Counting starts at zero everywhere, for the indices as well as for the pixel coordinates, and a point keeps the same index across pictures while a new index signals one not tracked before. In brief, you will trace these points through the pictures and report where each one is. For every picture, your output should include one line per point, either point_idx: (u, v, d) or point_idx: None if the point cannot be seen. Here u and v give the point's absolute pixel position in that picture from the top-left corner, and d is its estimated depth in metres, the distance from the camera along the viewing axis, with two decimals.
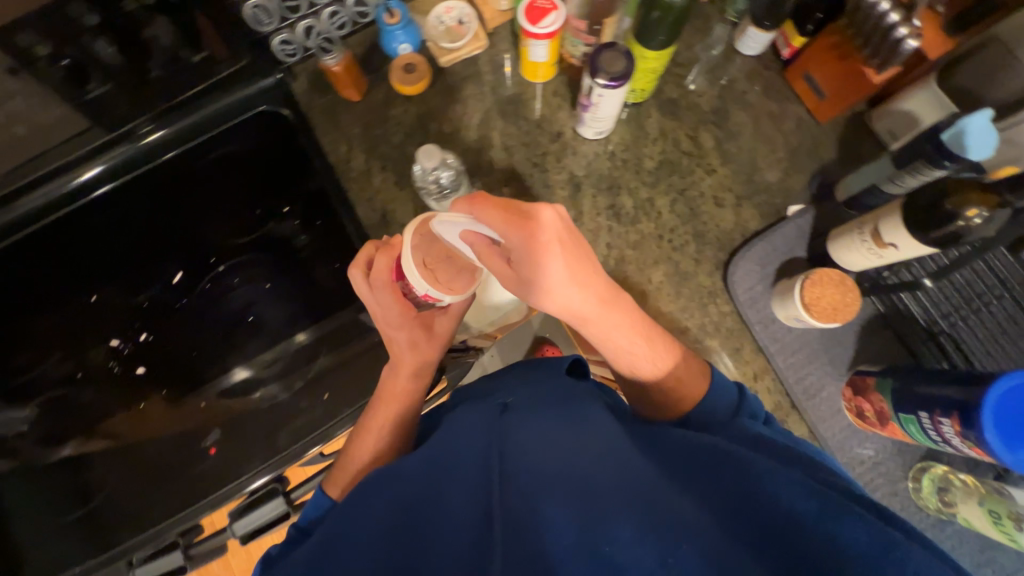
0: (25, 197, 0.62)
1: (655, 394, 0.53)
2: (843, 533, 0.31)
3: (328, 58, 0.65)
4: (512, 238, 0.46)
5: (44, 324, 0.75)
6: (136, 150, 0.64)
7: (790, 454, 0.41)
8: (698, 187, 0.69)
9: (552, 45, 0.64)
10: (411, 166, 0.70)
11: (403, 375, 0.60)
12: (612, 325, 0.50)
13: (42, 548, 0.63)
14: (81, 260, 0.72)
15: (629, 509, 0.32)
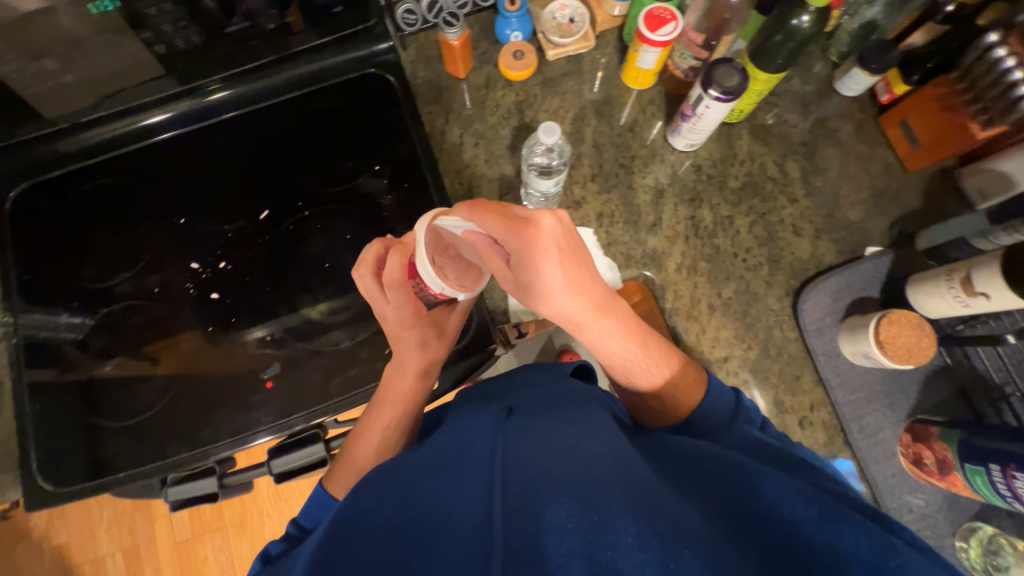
0: (104, 127, 0.71)
1: (650, 400, 0.54)
2: (845, 537, 0.31)
3: (450, 32, 0.68)
4: (513, 244, 0.45)
5: (112, 239, 0.73)
6: (203, 103, 0.73)
7: (787, 462, 0.42)
8: (779, 214, 0.70)
9: (662, 54, 0.66)
10: (502, 149, 0.73)
11: (409, 377, 0.62)
12: (605, 333, 0.51)
13: (100, 450, 0.65)
14: (140, 188, 0.75)
15: (629, 507, 0.32)
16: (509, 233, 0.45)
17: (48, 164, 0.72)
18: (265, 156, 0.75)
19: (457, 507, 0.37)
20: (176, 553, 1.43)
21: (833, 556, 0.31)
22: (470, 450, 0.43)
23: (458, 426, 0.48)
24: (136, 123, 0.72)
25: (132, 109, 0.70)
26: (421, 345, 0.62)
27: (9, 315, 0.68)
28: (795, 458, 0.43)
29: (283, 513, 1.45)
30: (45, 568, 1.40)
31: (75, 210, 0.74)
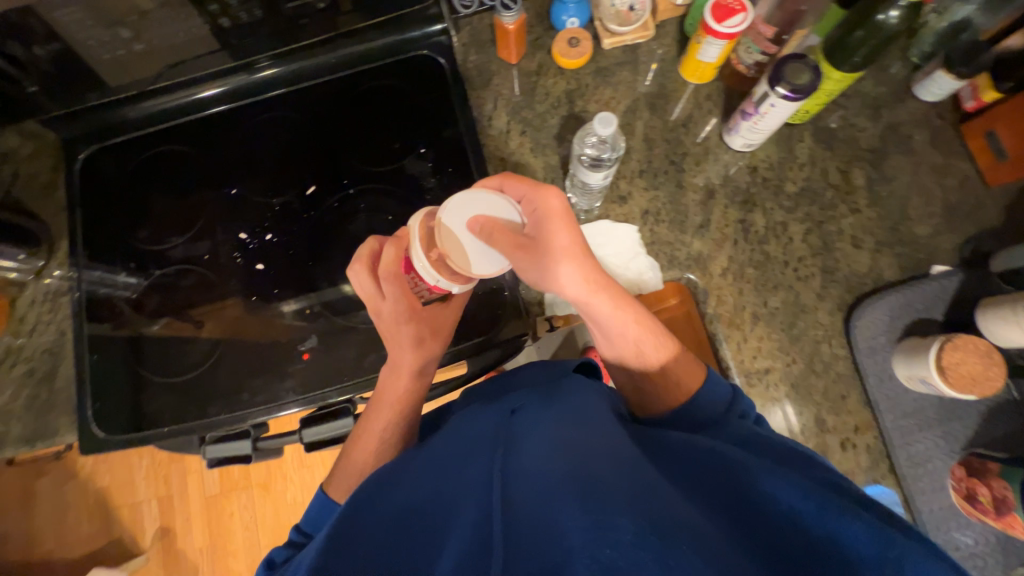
0: (161, 99, 0.75)
1: (657, 384, 0.54)
2: (844, 531, 0.32)
3: (506, 16, 0.67)
4: (536, 205, 0.53)
5: (165, 205, 0.76)
6: (253, 80, 0.76)
7: (785, 454, 0.41)
8: (838, 223, 0.66)
9: (726, 47, 0.63)
10: (549, 138, 0.72)
11: (404, 377, 0.61)
12: (612, 306, 0.54)
13: (147, 404, 0.69)
14: (187, 158, 0.77)
15: (626, 500, 0.32)
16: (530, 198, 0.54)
17: (113, 130, 0.77)
18: (312, 132, 0.76)
19: (457, 514, 0.37)
20: (205, 507, 1.51)
21: (834, 550, 0.31)
22: (470, 458, 0.42)
23: (456, 430, 0.48)
24: (191, 96, 0.76)
25: (185, 82, 0.74)
26: (415, 342, 0.60)
27: (74, 268, 0.73)
28: (791, 449, 0.42)
29: (305, 480, 1.52)
30: (89, 507, 1.51)
31: (132, 175, 0.78)
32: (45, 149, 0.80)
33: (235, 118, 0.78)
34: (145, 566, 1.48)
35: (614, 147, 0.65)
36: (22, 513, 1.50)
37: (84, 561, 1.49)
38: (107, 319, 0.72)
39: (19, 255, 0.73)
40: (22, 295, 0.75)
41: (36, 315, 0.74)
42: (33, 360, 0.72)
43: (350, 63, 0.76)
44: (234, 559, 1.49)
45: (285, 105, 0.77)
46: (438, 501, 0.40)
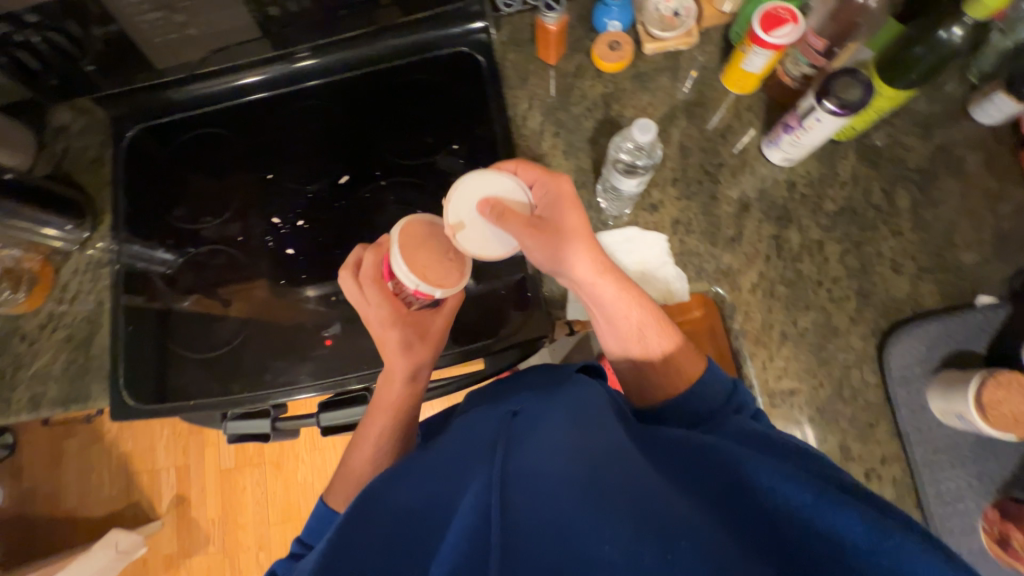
0: (202, 84, 0.78)
1: (658, 370, 0.57)
2: (837, 520, 0.35)
3: (549, 16, 0.67)
4: (548, 188, 0.59)
5: (201, 187, 0.79)
6: (290, 70, 0.78)
7: (779, 445, 0.44)
8: (878, 245, 0.63)
9: (772, 58, 0.62)
10: (582, 141, 0.71)
11: (396, 383, 0.62)
12: (614, 290, 0.57)
13: (174, 377, 0.72)
14: (223, 142, 0.80)
15: (630, 509, 0.35)
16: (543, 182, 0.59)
17: (157, 110, 0.80)
18: (346, 122, 0.77)
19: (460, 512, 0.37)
20: (219, 480, 1.56)
21: (828, 536, 0.34)
22: (471, 456, 0.43)
23: (459, 427, 0.49)
24: (231, 83, 0.78)
25: (224, 70, 0.77)
26: (400, 348, 0.62)
27: (115, 241, 0.76)
28: (784, 441, 0.44)
29: (316, 462, 1.55)
30: (111, 470, 1.57)
31: (170, 156, 0.80)
32: (96, 125, 0.84)
33: (271, 105, 0.79)
34: (159, 531, 1.54)
35: (651, 154, 0.64)
36: (50, 470, 1.58)
37: (103, 521, 1.56)
38: (143, 292, 0.75)
39: (65, 226, 0.76)
40: (66, 264, 0.78)
41: (78, 284, 0.78)
42: (73, 326, 0.76)
43: (386, 57, 0.77)
44: (243, 533, 1.53)
45: (322, 95, 0.79)
46: (442, 501, 0.40)
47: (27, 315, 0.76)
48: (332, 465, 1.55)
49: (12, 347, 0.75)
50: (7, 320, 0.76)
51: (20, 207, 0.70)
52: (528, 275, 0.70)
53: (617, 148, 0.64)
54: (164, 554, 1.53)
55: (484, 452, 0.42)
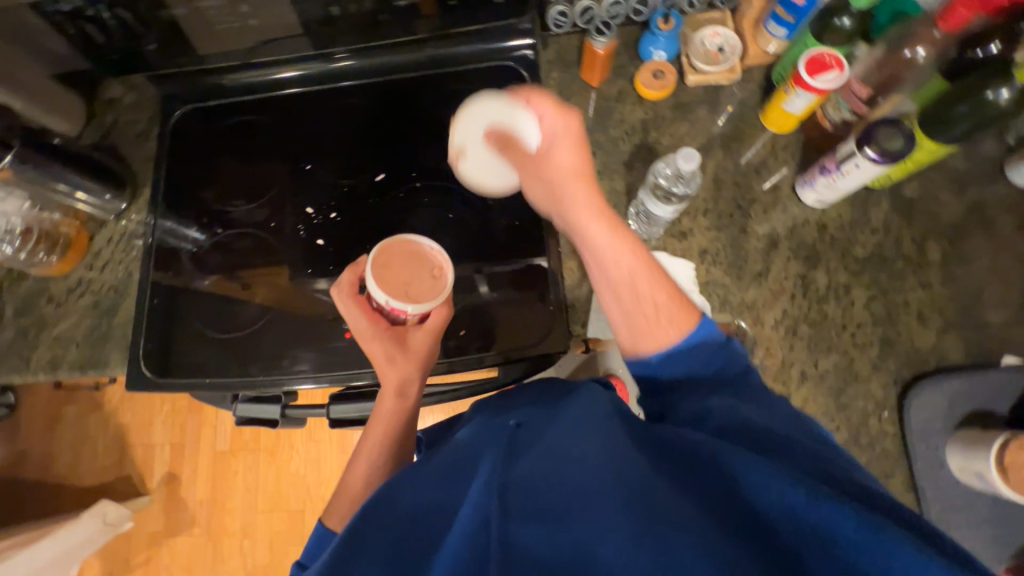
0: (243, 73, 0.80)
1: (648, 320, 0.51)
2: (835, 520, 0.32)
3: (599, 41, 0.69)
4: (552, 122, 0.56)
5: (235, 171, 0.81)
6: (329, 69, 0.80)
7: (777, 435, 0.41)
8: (905, 295, 0.63)
9: (813, 102, 0.63)
10: (618, 163, 0.72)
11: (386, 396, 0.62)
12: (607, 233, 0.53)
13: (192, 354, 0.72)
14: (256, 131, 0.82)
15: (620, 512, 0.35)
16: (548, 116, 0.56)
17: (200, 94, 0.83)
18: (379, 124, 0.79)
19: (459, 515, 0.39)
20: (212, 461, 1.56)
21: (822, 535, 0.32)
22: (472, 466, 0.44)
23: (463, 436, 0.50)
24: (271, 75, 0.81)
25: (269, 63, 0.79)
26: (383, 361, 0.62)
27: (151, 214, 0.78)
28: (781, 432, 0.41)
29: (310, 454, 1.55)
30: (107, 440, 1.58)
31: (204, 140, 0.82)
32: (144, 101, 0.86)
33: (314, 99, 0.81)
34: (146, 507, 1.53)
35: (692, 182, 0.64)
36: (47, 434, 1.58)
37: (93, 491, 1.56)
38: (173, 267, 0.76)
39: (104, 196, 0.78)
40: (100, 233, 0.81)
41: (110, 253, 0.79)
42: (100, 293, 0.77)
43: (431, 65, 0.79)
44: (230, 517, 1.52)
45: (365, 95, 0.80)
46: (445, 510, 0.42)
47: (56, 279, 0.78)
48: (326, 459, 1.54)
49: (38, 309, 0.76)
50: (36, 282, 0.77)
51: (66, 173, 0.72)
52: (552, 288, 0.70)
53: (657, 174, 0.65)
54: (149, 531, 1.52)
55: (486, 462, 0.43)
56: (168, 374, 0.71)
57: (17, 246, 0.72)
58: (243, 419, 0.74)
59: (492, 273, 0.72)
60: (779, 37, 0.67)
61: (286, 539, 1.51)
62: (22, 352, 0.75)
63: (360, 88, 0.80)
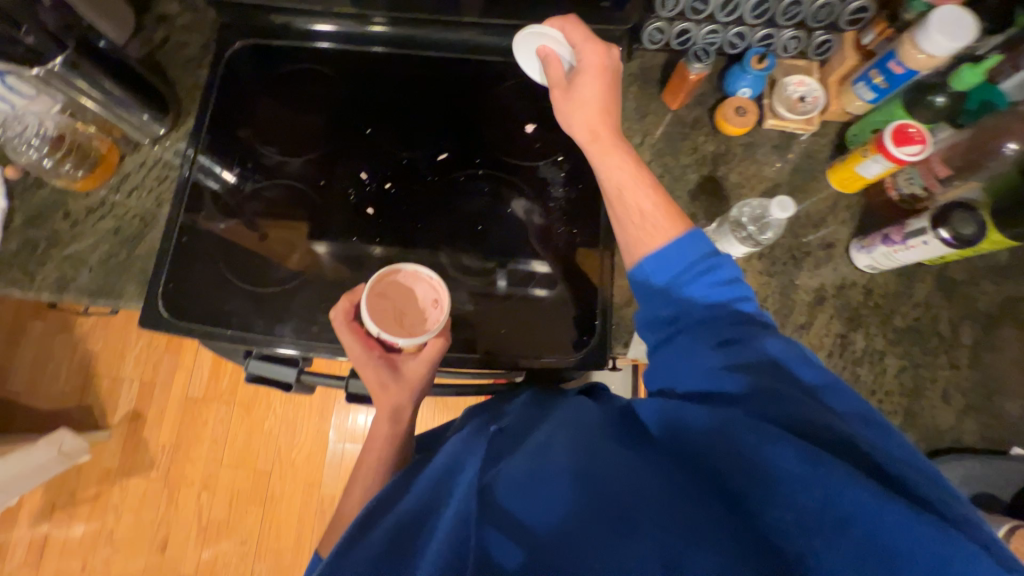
0: (271, 15, 0.76)
1: (632, 226, 0.56)
2: (777, 454, 0.37)
3: (697, 66, 0.68)
4: (583, 51, 0.62)
5: (272, 115, 0.77)
6: (367, 31, 0.76)
7: (756, 389, 0.42)
8: (934, 371, 0.66)
9: (888, 170, 0.64)
10: (683, 190, 0.72)
11: (381, 421, 0.63)
12: (608, 159, 0.59)
13: (214, 301, 0.69)
14: (287, 78, 0.78)
15: (591, 495, 0.40)
16: (582, 45, 0.62)
17: (234, 25, 0.78)
18: (422, 97, 0.77)
19: (442, 523, 0.42)
20: (182, 407, 1.50)
21: (777, 477, 0.36)
22: (459, 471, 0.48)
23: (454, 440, 0.53)
24: (304, 24, 0.76)
25: (301, 12, 0.75)
26: (377, 387, 0.63)
27: (193, 145, 0.74)
28: (760, 386, 0.42)
29: (287, 415, 1.51)
30: (70, 366, 1.49)
31: (229, 76, 0.77)
32: (198, 24, 0.81)
33: (383, 61, 0.78)
34: (105, 442, 1.46)
35: (777, 230, 0.65)
36: (6, 348, 1.48)
37: (46, 417, 1.47)
38: (207, 207, 0.72)
39: (142, 116, 0.72)
40: (131, 155, 0.75)
41: (139, 179, 0.74)
42: (123, 220, 0.72)
43: (512, 53, 0.77)
44: (191, 467, 1.46)
45: (416, 64, 0.78)
46: (431, 509, 0.45)
47: (75, 195, 0.72)
48: (303, 422, 1.51)
49: (51, 223, 0.71)
50: (53, 194, 0.72)
51: (108, 85, 0.67)
52: (598, 303, 0.70)
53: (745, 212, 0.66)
54: (102, 468, 1.45)
55: (472, 466, 0.47)
56: (185, 319, 0.67)
57: (44, 153, 0.70)
58: (254, 377, 0.71)
59: (527, 273, 0.70)
60: (866, 100, 0.68)
61: (247, 498, 1.45)
62: (26, 266, 0.69)
63: (432, 59, 0.77)
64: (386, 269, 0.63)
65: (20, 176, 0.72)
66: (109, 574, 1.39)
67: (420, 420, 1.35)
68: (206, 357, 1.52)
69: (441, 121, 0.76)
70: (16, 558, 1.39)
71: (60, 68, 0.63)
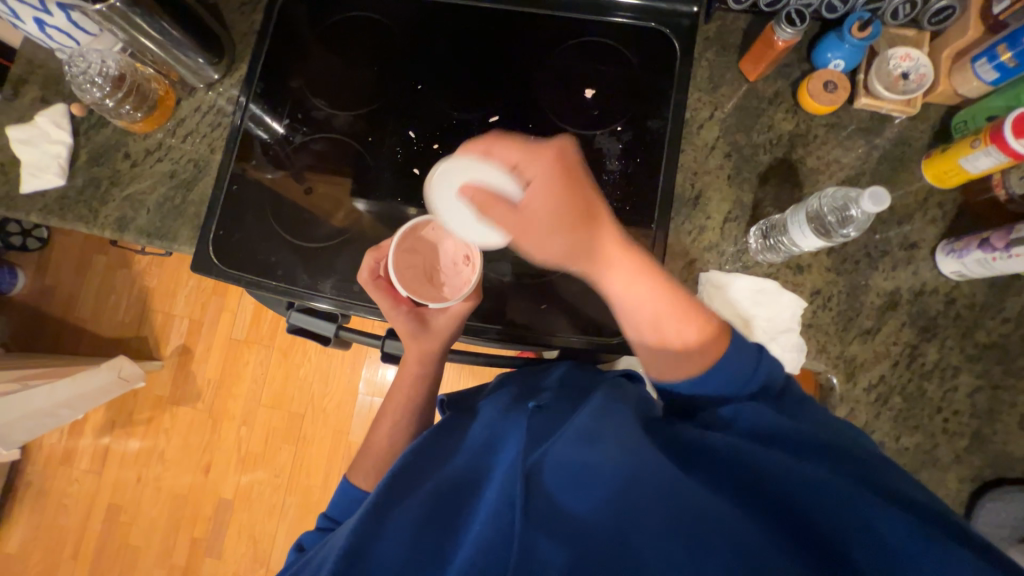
0: None
1: (671, 355, 0.54)
2: (877, 520, 0.38)
3: (786, 32, 0.60)
4: (535, 159, 0.58)
5: (322, 65, 0.74)
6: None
7: (834, 452, 0.44)
8: (1013, 395, 0.60)
9: (1001, 164, 0.56)
10: (752, 173, 0.66)
11: (410, 364, 0.71)
12: (623, 272, 0.56)
13: (262, 251, 0.70)
14: (341, 27, 0.75)
15: (656, 503, 0.41)
16: (529, 154, 0.58)
17: None
18: (478, 55, 0.72)
19: (486, 505, 0.46)
20: (227, 347, 1.58)
21: (870, 537, 0.38)
22: (502, 453, 0.52)
23: (489, 413, 0.59)
24: None
25: None
26: (409, 336, 0.70)
27: (245, 94, 0.73)
28: (816, 432, 0.46)
29: (321, 364, 1.57)
30: (130, 299, 1.60)
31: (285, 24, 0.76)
32: None
33: (438, 14, 0.74)
34: (158, 372, 1.58)
35: (861, 226, 0.59)
36: (73, 278, 1.60)
37: (108, 344, 1.59)
38: (257, 158, 0.72)
39: (197, 59, 0.72)
40: (187, 99, 0.76)
41: (195, 123, 0.75)
42: (179, 163, 0.74)
43: (578, 11, 0.71)
44: (233, 403, 1.57)
45: (475, 20, 0.73)
46: (476, 484, 0.50)
47: (135, 136, 0.74)
48: (336, 373, 1.57)
49: (114, 162, 0.73)
50: (116, 133, 0.74)
51: (168, 26, 0.66)
52: None
53: (828, 201, 0.60)
54: (156, 396, 1.58)
55: (517, 446, 0.49)
56: (235, 267, 0.69)
57: (107, 93, 0.70)
58: (295, 329, 0.73)
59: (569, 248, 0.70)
60: (985, 81, 0.59)
61: (282, 437, 1.55)
62: (90, 203, 0.72)
63: (489, 13, 0.73)
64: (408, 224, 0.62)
65: (85, 114, 0.73)
66: (161, 489, 1.54)
67: (446, 382, 1.38)
68: (249, 303, 1.59)
69: (497, 81, 0.72)
70: (81, 465, 1.55)
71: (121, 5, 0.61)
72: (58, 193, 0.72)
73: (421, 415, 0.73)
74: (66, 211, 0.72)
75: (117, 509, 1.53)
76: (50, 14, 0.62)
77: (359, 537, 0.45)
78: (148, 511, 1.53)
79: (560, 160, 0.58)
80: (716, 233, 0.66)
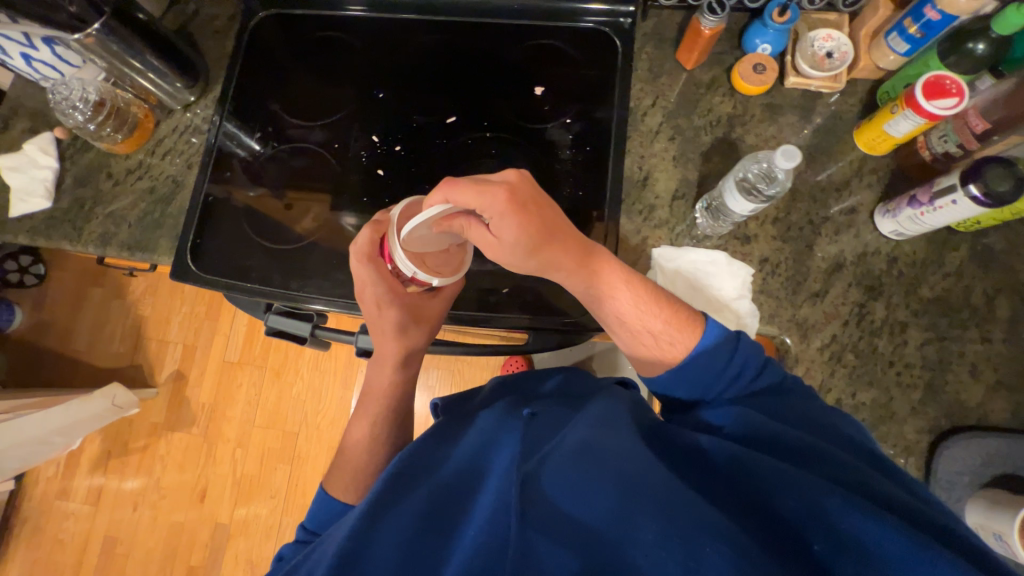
0: None
1: (644, 346, 0.60)
2: (872, 531, 0.38)
3: (709, 20, 0.65)
4: (489, 202, 0.56)
5: (291, 84, 0.80)
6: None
7: (828, 460, 0.45)
8: (963, 344, 0.62)
9: (919, 128, 0.60)
10: (696, 153, 0.70)
11: (387, 368, 0.76)
12: (580, 279, 0.60)
13: (239, 258, 0.73)
14: (308, 48, 0.81)
15: (652, 509, 0.42)
16: (479, 198, 0.56)
17: None
18: (437, 65, 0.77)
19: (480, 510, 0.47)
20: (220, 369, 1.60)
21: (864, 551, 0.38)
22: (496, 454, 0.54)
23: (486, 418, 0.60)
24: None
25: None
26: (396, 332, 0.72)
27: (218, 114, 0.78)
28: (804, 438, 0.48)
29: (314, 380, 1.59)
30: (124, 328, 1.62)
31: (258, 47, 0.81)
32: None
33: (398, 30, 0.79)
34: (152, 399, 1.59)
35: (784, 185, 0.65)
36: (68, 311, 1.63)
37: (103, 374, 1.61)
38: (233, 171, 0.76)
39: (174, 83, 0.77)
40: (166, 121, 0.81)
41: (173, 143, 0.80)
42: (158, 180, 0.78)
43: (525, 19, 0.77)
44: (228, 425, 1.57)
45: (433, 34, 0.78)
46: (469, 485, 0.52)
47: (117, 157, 0.78)
48: (329, 389, 1.58)
49: (96, 183, 0.78)
50: (98, 156, 0.78)
51: (145, 53, 0.71)
52: None
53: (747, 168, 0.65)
54: (150, 422, 1.58)
55: (513, 449, 0.52)
56: (212, 276, 0.72)
57: (88, 117, 0.73)
58: (274, 331, 0.76)
59: None
60: (899, 53, 0.64)
61: (277, 456, 1.55)
62: (74, 222, 0.76)
63: (443, 26, 0.78)
64: (408, 203, 0.64)
65: (69, 138, 0.78)
66: (156, 518, 1.53)
67: (437, 388, 1.41)
68: (241, 325, 1.62)
69: (455, 87, 0.76)
70: (77, 498, 1.54)
71: (98, 33, 0.66)
72: (44, 215, 0.76)
73: (389, 407, 0.77)
74: (52, 230, 0.76)
75: (113, 541, 1.52)
76: (35, 48, 0.68)
77: (352, 542, 0.45)
78: (143, 541, 1.52)
79: (517, 195, 0.57)
80: (666, 211, 0.69)
